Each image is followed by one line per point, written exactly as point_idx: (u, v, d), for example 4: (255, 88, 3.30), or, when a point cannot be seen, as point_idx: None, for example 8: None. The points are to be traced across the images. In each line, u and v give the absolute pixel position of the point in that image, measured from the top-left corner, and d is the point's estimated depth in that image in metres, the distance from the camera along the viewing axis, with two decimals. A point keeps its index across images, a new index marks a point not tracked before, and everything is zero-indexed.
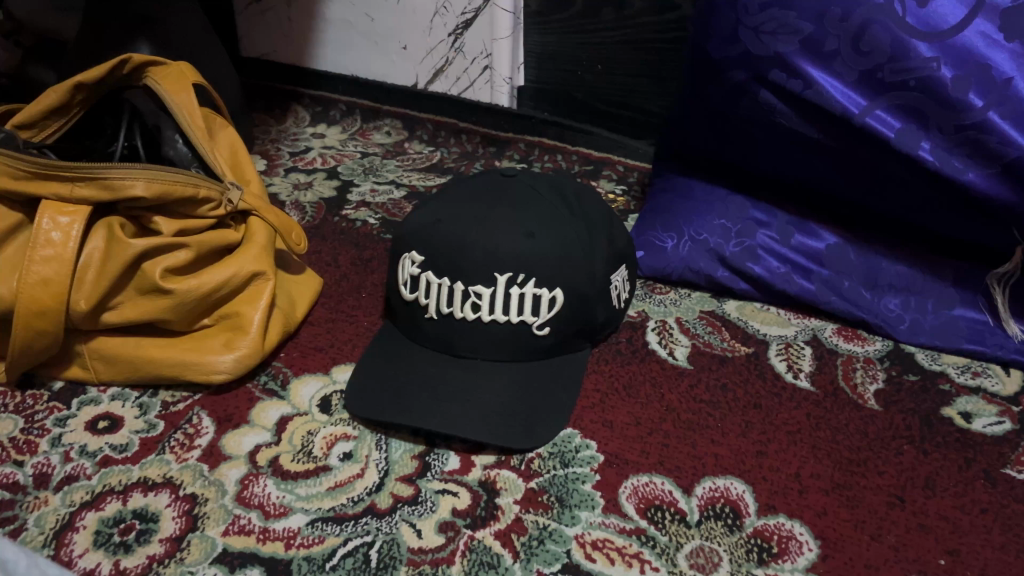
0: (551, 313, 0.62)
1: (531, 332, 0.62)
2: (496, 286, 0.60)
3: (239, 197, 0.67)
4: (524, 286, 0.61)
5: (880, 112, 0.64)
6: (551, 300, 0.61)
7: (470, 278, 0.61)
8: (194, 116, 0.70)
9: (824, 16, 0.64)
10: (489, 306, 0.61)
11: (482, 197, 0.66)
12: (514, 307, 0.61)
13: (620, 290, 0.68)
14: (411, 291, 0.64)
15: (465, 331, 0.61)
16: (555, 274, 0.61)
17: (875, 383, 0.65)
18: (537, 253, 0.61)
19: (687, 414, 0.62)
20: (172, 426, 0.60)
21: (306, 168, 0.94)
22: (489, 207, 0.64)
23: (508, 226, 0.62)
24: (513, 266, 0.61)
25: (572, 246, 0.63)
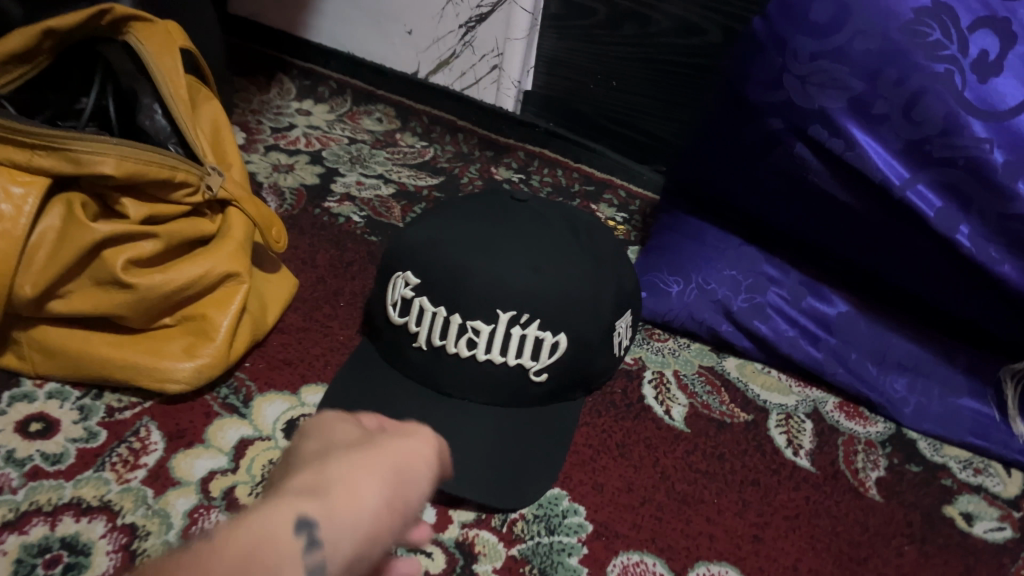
0: (552, 358, 0.56)
1: (527, 377, 0.56)
2: (498, 323, 0.54)
3: (220, 183, 0.60)
4: (528, 327, 0.55)
5: (921, 187, 0.60)
6: (553, 345, 0.55)
7: (468, 311, 0.55)
8: (177, 85, 0.62)
9: (877, 76, 0.59)
10: (486, 344, 0.54)
11: (488, 218, 0.59)
12: (514, 349, 0.55)
13: (624, 340, 0.63)
14: (400, 315, 0.57)
15: (456, 368, 0.55)
16: (562, 317, 0.56)
17: (876, 470, 0.62)
18: (545, 293, 0.55)
19: (682, 485, 0.58)
20: (115, 438, 0.53)
21: (288, 148, 0.87)
22: (496, 231, 0.58)
23: (516, 257, 0.56)
24: (517, 303, 0.54)
25: (585, 286, 0.57)
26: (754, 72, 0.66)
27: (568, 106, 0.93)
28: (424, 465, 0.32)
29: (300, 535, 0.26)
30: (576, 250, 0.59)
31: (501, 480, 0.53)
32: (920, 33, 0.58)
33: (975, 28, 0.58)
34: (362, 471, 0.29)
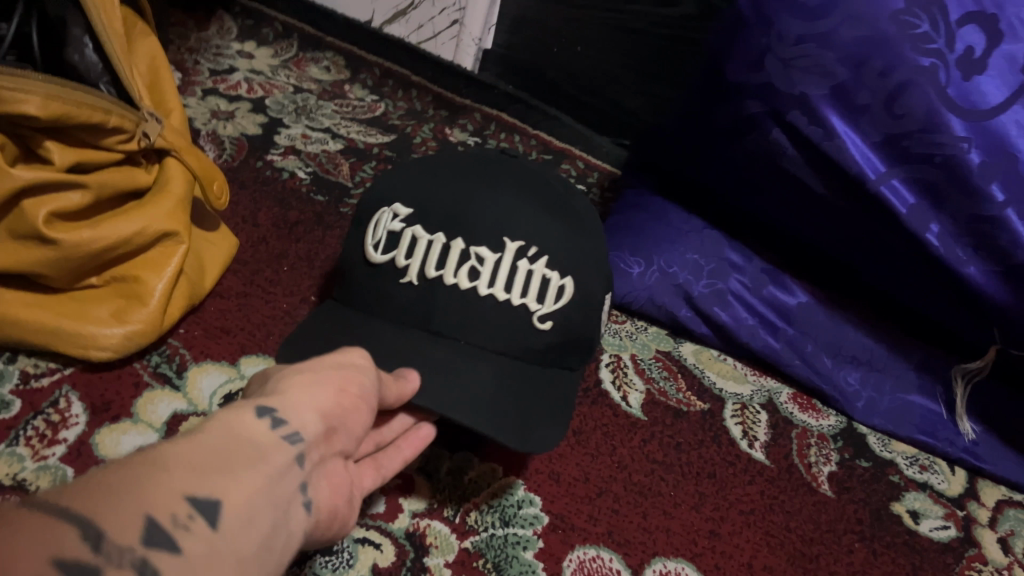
0: (557, 304, 0.48)
1: (530, 321, 0.47)
2: (505, 254, 0.47)
3: (158, 131, 0.54)
4: (537, 262, 0.47)
5: (896, 182, 0.59)
6: (559, 288, 0.48)
7: (473, 236, 0.47)
8: (112, 18, 0.56)
9: (863, 65, 0.58)
10: (490, 276, 0.46)
11: (478, 160, 0.52)
12: (520, 284, 0.47)
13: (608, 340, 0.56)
14: (383, 252, 0.48)
15: (452, 303, 0.46)
16: (569, 257, 0.48)
17: (829, 465, 0.62)
18: (553, 231, 0.48)
19: (639, 476, 0.56)
20: (31, 409, 0.48)
21: (227, 93, 0.80)
22: (492, 172, 0.50)
23: (517, 192, 0.49)
24: (526, 234, 0.47)
25: (586, 236, 0.50)
26: (737, 51, 0.63)
27: (535, 73, 0.89)
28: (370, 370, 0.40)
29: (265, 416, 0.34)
30: (571, 201, 0.52)
31: (506, 425, 0.45)
32: (909, 24, 0.56)
33: (964, 23, 0.56)
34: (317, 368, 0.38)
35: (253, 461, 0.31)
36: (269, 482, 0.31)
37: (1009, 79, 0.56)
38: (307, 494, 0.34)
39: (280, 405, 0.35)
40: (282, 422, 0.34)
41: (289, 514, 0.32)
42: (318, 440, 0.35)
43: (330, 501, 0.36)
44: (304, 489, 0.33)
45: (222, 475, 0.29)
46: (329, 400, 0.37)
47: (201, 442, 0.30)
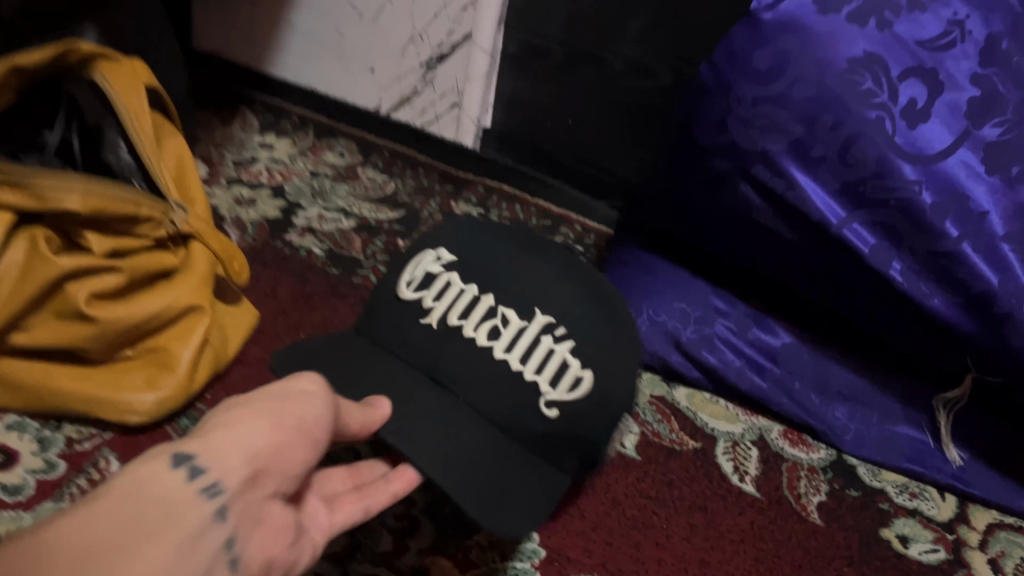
0: (570, 395, 0.50)
1: (539, 401, 0.50)
2: (533, 325, 0.52)
3: (184, 219, 0.61)
4: (560, 343, 0.51)
5: (857, 225, 0.64)
6: (578, 379, 0.50)
7: (501, 297, 0.53)
8: (143, 122, 0.63)
9: (814, 121, 0.63)
10: (509, 341, 0.51)
11: (541, 244, 0.57)
12: (536, 360, 0.51)
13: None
14: (415, 291, 0.55)
15: (462, 353, 0.52)
16: (595, 351, 0.51)
17: (818, 495, 0.65)
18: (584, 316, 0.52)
19: (633, 511, 0.60)
20: (74, 469, 0.54)
21: (250, 182, 0.88)
22: (549, 258, 0.55)
23: (561, 277, 0.54)
24: (555, 313, 0.52)
25: (622, 341, 0.53)
26: (703, 115, 0.69)
27: (530, 144, 0.96)
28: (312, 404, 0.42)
29: (182, 470, 0.35)
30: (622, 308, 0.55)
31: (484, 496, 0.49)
32: (854, 82, 0.62)
33: (905, 78, 0.62)
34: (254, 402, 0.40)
35: (161, 531, 0.33)
36: (181, 551, 0.33)
37: (953, 124, 0.62)
38: (232, 551, 0.35)
39: (201, 452, 0.36)
40: (201, 474, 0.35)
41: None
42: (245, 484, 0.37)
43: (265, 546, 0.37)
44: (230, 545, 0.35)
45: (122, 554, 0.31)
46: (260, 443, 0.38)
47: (104, 516, 0.32)
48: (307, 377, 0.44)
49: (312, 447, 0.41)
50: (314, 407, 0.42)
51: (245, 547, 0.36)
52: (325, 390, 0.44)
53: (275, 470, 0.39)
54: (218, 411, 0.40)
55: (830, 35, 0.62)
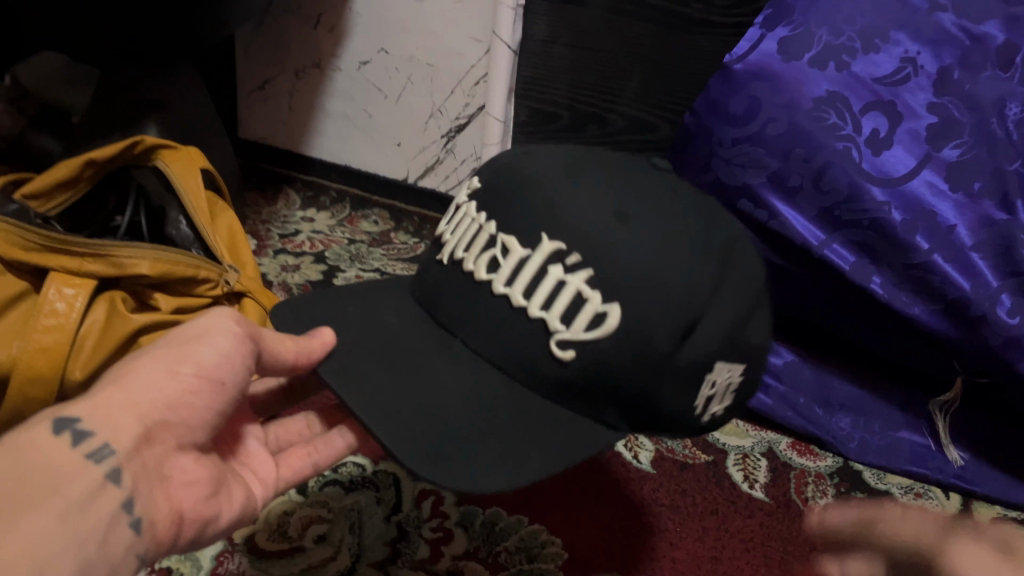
0: (588, 332, 0.45)
1: (548, 339, 0.46)
2: (540, 252, 0.46)
3: (236, 279, 0.70)
4: (572, 274, 0.45)
5: (836, 246, 0.70)
6: (598, 316, 0.45)
7: (510, 227, 0.48)
8: (199, 199, 0.73)
9: (789, 155, 0.70)
10: (513, 272, 0.47)
11: (607, 159, 0.52)
12: (545, 292, 0.46)
13: (734, 389, 0.51)
14: (445, 226, 0.54)
15: (469, 289, 0.49)
16: (620, 280, 0.45)
17: (825, 498, 0.70)
18: (617, 238, 0.46)
19: (649, 518, 0.66)
20: None
21: (295, 251, 0.98)
22: (607, 172, 0.50)
23: (601, 189, 0.48)
24: (568, 239, 0.46)
25: (666, 270, 0.45)
26: (689, 159, 0.77)
27: None
28: (210, 349, 0.47)
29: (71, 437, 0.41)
30: (693, 229, 0.48)
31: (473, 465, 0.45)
32: (820, 118, 0.69)
33: (867, 111, 0.69)
34: (149, 355, 0.46)
35: (49, 497, 0.38)
36: (79, 516, 0.38)
37: (914, 149, 0.68)
38: (133, 512, 0.41)
39: (90, 417, 0.42)
40: (86, 439, 0.41)
41: (110, 536, 0.39)
42: (138, 444, 0.43)
43: (170, 502, 0.43)
44: (129, 508, 0.41)
45: (18, 513, 0.36)
46: (151, 398, 0.44)
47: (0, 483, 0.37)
48: (215, 314, 0.50)
49: (215, 390, 0.47)
50: (213, 351, 0.47)
51: (146, 503, 0.42)
52: (236, 328, 0.49)
53: (174, 423, 0.44)
54: (117, 369, 0.46)
55: (795, 79, 0.70)
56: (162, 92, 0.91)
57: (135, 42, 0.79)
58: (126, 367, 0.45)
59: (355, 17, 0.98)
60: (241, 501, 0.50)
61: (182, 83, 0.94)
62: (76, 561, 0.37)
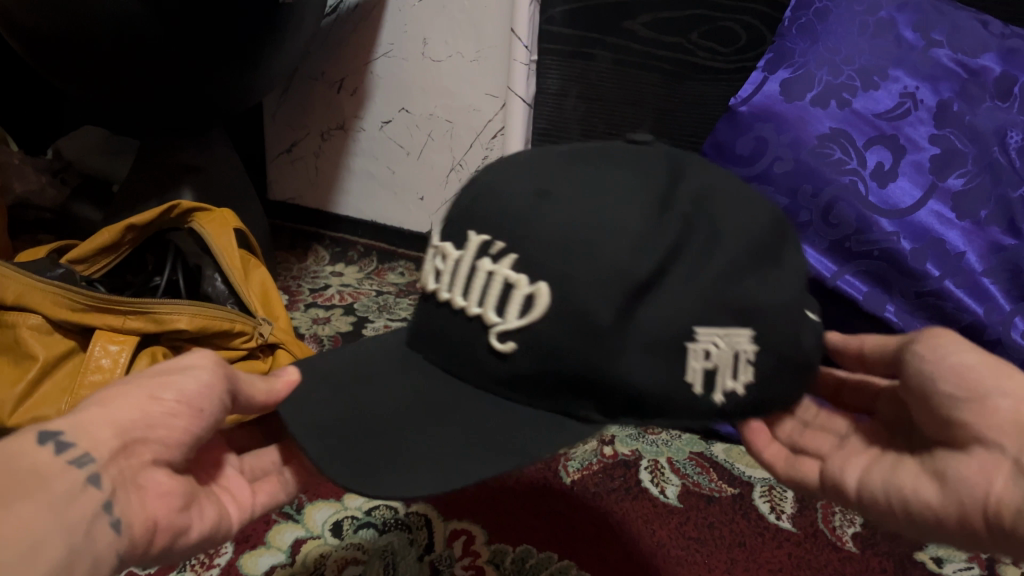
0: (523, 318, 0.43)
1: (488, 335, 0.44)
2: (468, 247, 0.46)
3: (269, 331, 0.73)
4: (498, 262, 0.44)
5: (849, 277, 0.71)
6: (529, 297, 0.43)
7: (451, 236, 0.48)
8: (233, 257, 0.77)
9: (797, 192, 0.72)
10: (453, 277, 0.46)
11: (576, 151, 0.49)
12: (478, 288, 0.44)
13: (754, 361, 0.43)
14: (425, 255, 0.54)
15: (429, 306, 0.48)
16: (541, 255, 0.43)
17: (853, 526, 0.70)
18: (541, 215, 0.43)
19: (677, 550, 0.67)
20: None
21: (325, 304, 1.01)
22: (561, 160, 0.47)
23: (532, 174, 0.46)
24: (494, 229, 0.45)
25: (586, 238, 0.42)
26: None
27: None
28: (189, 379, 0.44)
29: (50, 446, 0.38)
30: (651, 202, 0.44)
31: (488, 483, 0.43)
32: (825, 154, 0.72)
33: (870, 145, 0.71)
34: (123, 387, 0.43)
35: (32, 491, 0.35)
36: (59, 510, 0.35)
37: (919, 180, 0.70)
38: (113, 516, 0.38)
39: (72, 429, 0.39)
40: (68, 448, 0.38)
41: (92, 537, 0.36)
42: (116, 455, 0.39)
43: (144, 513, 0.40)
44: (110, 512, 0.38)
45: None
46: (131, 415, 0.41)
47: None
48: (195, 352, 0.47)
49: (194, 418, 0.43)
50: (193, 381, 0.44)
51: (125, 509, 0.38)
52: (213, 363, 0.46)
53: (152, 440, 0.41)
54: (93, 398, 0.43)
55: (797, 118, 0.73)
56: (197, 159, 0.96)
57: (173, 115, 0.85)
58: (100, 398, 0.42)
59: (376, 80, 1.03)
60: (213, 520, 0.46)
61: (217, 150, 0.98)
62: (60, 554, 0.34)
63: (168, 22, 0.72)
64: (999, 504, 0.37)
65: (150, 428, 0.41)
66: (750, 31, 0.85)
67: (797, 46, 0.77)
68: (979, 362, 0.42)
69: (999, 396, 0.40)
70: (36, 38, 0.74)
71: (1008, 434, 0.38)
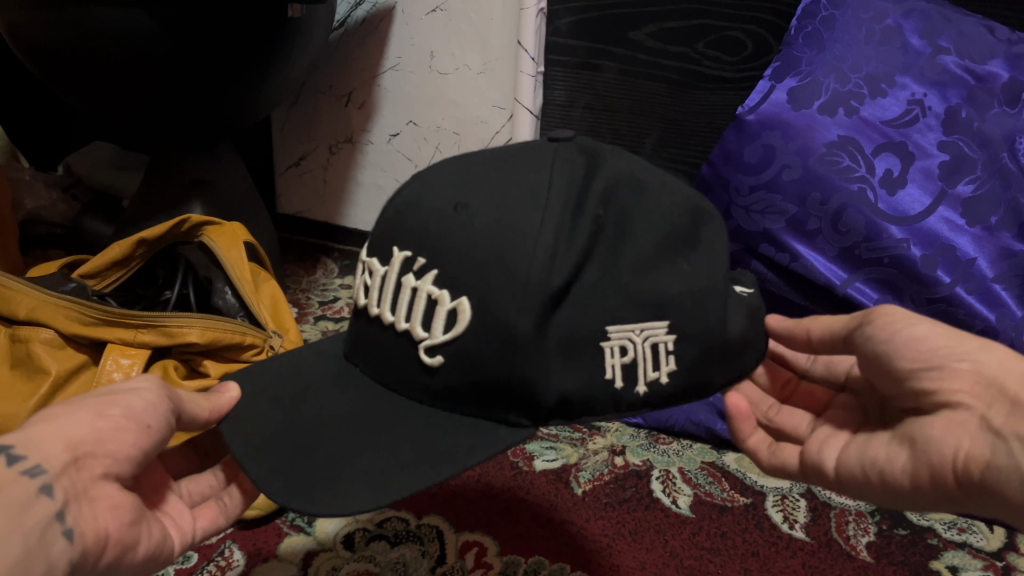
0: (447, 333, 0.44)
1: (417, 350, 0.46)
2: (393, 264, 0.47)
3: (279, 343, 0.73)
4: (421, 279, 0.46)
5: (859, 284, 0.71)
6: (451, 313, 0.44)
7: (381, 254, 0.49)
8: (244, 271, 0.77)
9: (806, 199, 0.72)
10: (382, 295, 0.48)
11: (501, 152, 0.51)
12: (406, 306, 0.46)
13: (672, 352, 0.46)
14: None
15: (361, 324, 0.50)
16: (460, 271, 0.44)
17: (866, 535, 0.70)
18: (456, 230, 0.45)
19: (690, 560, 0.67)
20: (205, 558, 0.66)
21: (334, 316, 1.01)
22: (484, 167, 0.49)
23: (457, 185, 0.47)
24: (416, 245, 0.46)
25: (500, 246, 0.44)
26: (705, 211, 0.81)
27: None
28: (133, 397, 0.44)
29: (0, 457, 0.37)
30: (571, 197, 0.46)
31: None
32: (833, 162, 0.71)
33: (879, 152, 0.71)
34: (66, 403, 0.42)
35: None
36: (9, 519, 0.35)
37: (928, 186, 0.70)
38: (66, 524, 0.37)
39: (22, 443, 0.38)
40: (20, 459, 0.37)
41: (47, 545, 0.36)
42: (68, 468, 0.38)
43: (95, 525, 0.39)
44: (64, 520, 0.37)
45: None
46: (81, 431, 0.40)
47: None
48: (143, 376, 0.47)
49: (143, 433, 0.43)
50: (140, 399, 0.44)
51: (78, 519, 0.38)
52: (158, 384, 0.46)
53: (101, 453, 0.40)
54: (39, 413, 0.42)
55: (805, 126, 0.73)
56: (206, 173, 0.96)
57: (181, 129, 0.85)
58: (40, 414, 0.41)
59: (383, 93, 1.04)
60: (158, 538, 0.45)
61: (226, 165, 0.99)
62: (19, 556, 0.34)
63: (178, 38, 0.73)
64: (966, 459, 0.40)
65: (99, 441, 0.40)
66: (757, 40, 0.85)
67: (803, 54, 0.76)
68: (931, 333, 0.46)
69: (954, 361, 0.44)
70: (48, 55, 0.75)
71: (971, 394, 0.42)
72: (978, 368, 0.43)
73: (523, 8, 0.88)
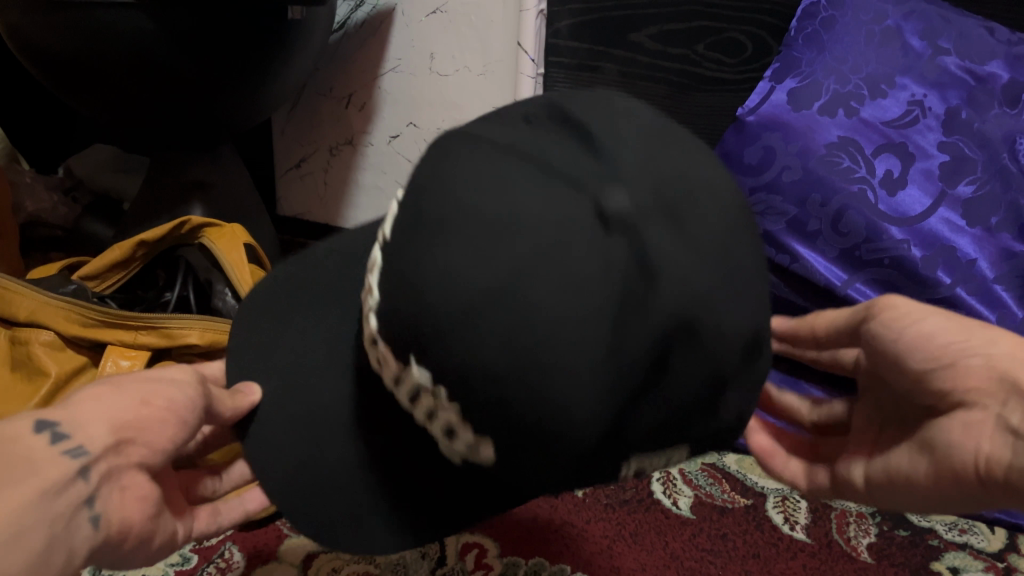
0: (460, 448, 0.40)
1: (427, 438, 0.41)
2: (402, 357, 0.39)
3: None
4: (438, 398, 0.39)
5: (859, 285, 0.71)
6: (470, 448, 0.39)
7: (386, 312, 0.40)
8: (244, 273, 0.76)
9: (806, 201, 0.72)
10: (387, 366, 0.41)
11: (526, 150, 0.38)
12: (415, 402, 0.41)
13: (687, 448, 0.42)
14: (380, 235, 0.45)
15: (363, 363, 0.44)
16: (481, 411, 0.37)
17: (867, 536, 0.69)
18: (477, 370, 0.36)
19: (691, 562, 0.67)
20: (204, 559, 0.66)
21: None
22: (512, 228, 0.36)
23: (489, 248, 0.36)
24: (427, 354, 0.38)
25: (530, 402, 0.36)
26: None
27: None
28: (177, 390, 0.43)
29: (47, 433, 0.37)
30: None
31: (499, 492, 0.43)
32: (833, 163, 0.71)
33: (878, 153, 0.71)
34: (112, 384, 0.42)
35: (26, 476, 0.35)
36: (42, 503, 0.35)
37: (929, 187, 0.70)
38: (95, 511, 0.37)
39: (67, 420, 0.38)
40: (64, 437, 0.37)
41: (74, 532, 0.36)
42: (107, 452, 0.38)
43: (121, 516, 0.39)
44: (94, 507, 0.37)
45: None
46: (126, 414, 0.40)
47: None
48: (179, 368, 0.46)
49: (178, 428, 0.42)
50: (182, 393, 0.43)
51: (108, 506, 0.38)
52: (195, 379, 0.45)
53: (141, 440, 0.40)
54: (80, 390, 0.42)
55: (805, 127, 0.73)
56: (205, 173, 0.96)
57: (181, 131, 0.85)
58: (87, 392, 0.41)
59: (383, 95, 1.03)
60: (169, 535, 0.45)
61: (226, 166, 0.99)
62: (42, 543, 0.34)
63: (180, 41, 0.73)
64: (989, 460, 0.40)
65: (141, 427, 0.40)
66: (756, 39, 0.88)
67: (803, 55, 0.76)
68: (937, 329, 0.45)
69: (967, 355, 0.43)
70: (49, 57, 0.75)
71: (988, 391, 0.42)
72: (993, 362, 0.42)
73: (523, 9, 0.87)
